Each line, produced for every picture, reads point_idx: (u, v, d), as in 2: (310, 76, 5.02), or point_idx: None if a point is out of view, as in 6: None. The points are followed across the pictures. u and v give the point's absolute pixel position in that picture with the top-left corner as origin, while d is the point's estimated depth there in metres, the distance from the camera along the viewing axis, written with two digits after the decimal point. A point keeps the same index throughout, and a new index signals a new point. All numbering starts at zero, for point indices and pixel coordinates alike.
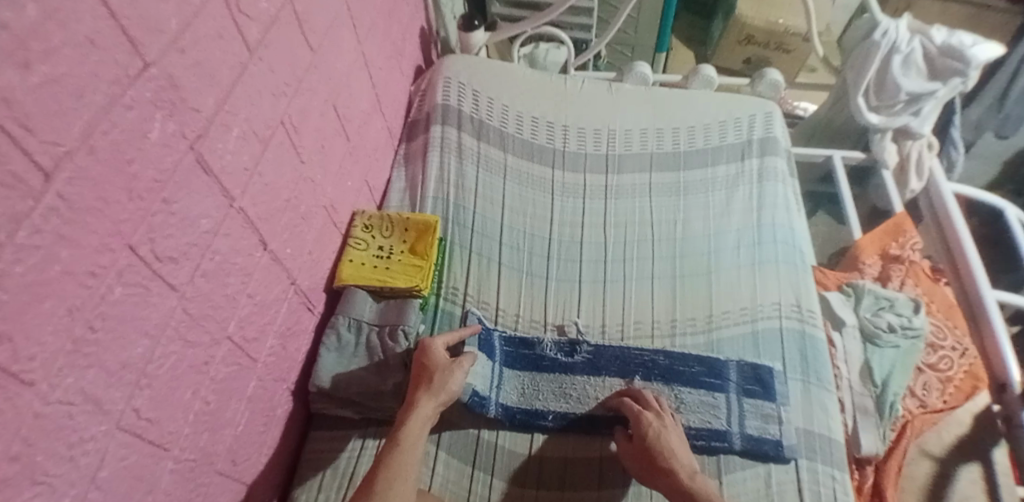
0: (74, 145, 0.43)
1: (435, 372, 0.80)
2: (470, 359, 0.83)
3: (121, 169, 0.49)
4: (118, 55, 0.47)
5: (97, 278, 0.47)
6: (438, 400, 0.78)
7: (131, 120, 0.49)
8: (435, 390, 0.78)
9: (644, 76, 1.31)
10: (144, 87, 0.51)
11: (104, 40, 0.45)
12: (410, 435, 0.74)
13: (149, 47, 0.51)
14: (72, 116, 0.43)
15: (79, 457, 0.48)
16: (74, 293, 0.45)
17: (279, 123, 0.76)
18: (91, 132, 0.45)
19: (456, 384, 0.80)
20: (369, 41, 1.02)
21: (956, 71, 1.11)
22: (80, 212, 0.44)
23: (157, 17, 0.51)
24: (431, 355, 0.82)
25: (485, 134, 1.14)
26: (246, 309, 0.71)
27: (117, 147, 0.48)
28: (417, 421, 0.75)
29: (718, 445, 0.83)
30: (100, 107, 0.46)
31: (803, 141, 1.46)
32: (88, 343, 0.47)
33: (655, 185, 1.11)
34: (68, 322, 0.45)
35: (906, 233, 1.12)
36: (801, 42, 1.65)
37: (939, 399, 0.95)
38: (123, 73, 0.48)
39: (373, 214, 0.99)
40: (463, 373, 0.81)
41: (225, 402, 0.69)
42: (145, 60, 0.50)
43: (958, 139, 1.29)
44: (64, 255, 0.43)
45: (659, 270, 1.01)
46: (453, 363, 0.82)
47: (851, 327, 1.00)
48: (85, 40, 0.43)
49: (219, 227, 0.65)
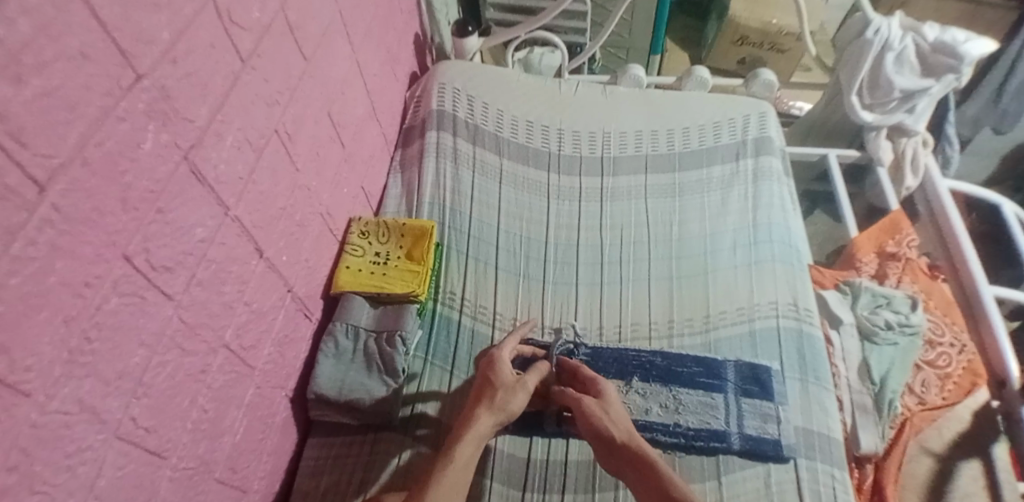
0: (68, 157, 0.44)
1: (498, 390, 0.79)
2: (534, 378, 0.82)
3: (115, 180, 0.49)
4: (111, 68, 0.48)
5: (93, 288, 0.48)
6: (497, 418, 0.77)
7: (124, 131, 0.50)
8: (496, 407, 0.77)
9: (638, 79, 1.31)
10: (136, 98, 0.51)
11: (97, 53, 0.46)
12: (463, 454, 0.72)
13: (142, 59, 0.51)
14: (66, 128, 0.43)
15: (77, 466, 0.48)
16: (69, 304, 0.45)
17: (274, 131, 0.76)
18: (84, 143, 0.45)
19: (518, 404, 0.79)
20: (363, 49, 1.03)
21: (949, 67, 1.12)
22: (74, 223, 0.45)
23: (149, 29, 0.52)
24: (497, 371, 0.82)
25: (481, 139, 1.15)
26: (243, 317, 0.72)
27: (111, 158, 0.48)
28: (475, 436, 0.74)
29: (717, 445, 0.83)
30: (94, 119, 0.46)
31: (798, 141, 1.46)
32: (84, 353, 0.48)
33: (651, 187, 1.11)
34: (64, 332, 0.45)
35: (903, 231, 1.13)
36: (795, 42, 1.66)
37: (938, 396, 0.95)
38: (115, 84, 0.48)
39: (370, 221, 0.99)
40: (526, 392, 0.80)
41: (223, 410, 0.69)
42: (138, 72, 0.51)
43: (952, 136, 1.29)
44: (59, 266, 0.44)
45: (655, 271, 1.01)
46: (518, 381, 0.81)
47: (849, 325, 1.01)
48: (78, 54, 0.44)
49: (215, 235, 0.65)
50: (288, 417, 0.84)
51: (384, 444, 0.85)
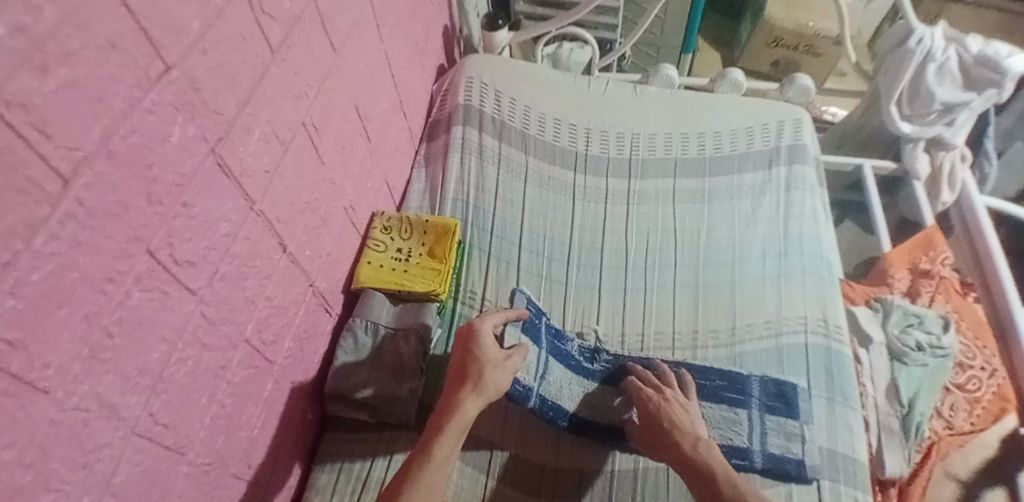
0: (94, 149, 0.42)
1: (483, 368, 0.77)
2: (521, 353, 0.80)
3: (140, 174, 0.48)
4: (140, 58, 0.46)
5: (115, 284, 0.47)
6: (483, 397, 0.75)
7: (152, 123, 0.49)
8: (483, 387, 0.75)
9: (670, 79, 1.28)
10: (164, 90, 0.50)
11: (125, 43, 0.44)
12: (446, 445, 0.69)
13: (171, 49, 0.50)
14: (92, 120, 0.42)
15: (94, 463, 0.48)
16: (90, 300, 0.44)
17: (301, 124, 0.75)
18: (111, 135, 0.44)
19: (505, 382, 0.77)
20: (392, 40, 1.01)
21: (991, 81, 1.07)
22: (99, 217, 0.44)
23: (179, 19, 0.51)
24: (482, 346, 0.79)
25: (507, 136, 1.12)
26: (263, 312, 0.71)
27: (137, 152, 0.47)
28: (463, 423, 0.72)
29: (739, 462, 0.82)
30: (121, 110, 0.45)
31: (832, 148, 1.42)
32: (105, 349, 0.47)
33: (679, 191, 1.08)
34: (85, 329, 0.44)
35: (937, 247, 1.09)
36: (831, 46, 1.61)
37: (966, 421, 0.92)
38: (144, 75, 0.47)
39: (393, 216, 0.98)
40: (513, 368, 0.79)
41: (241, 405, 0.69)
42: (167, 63, 0.50)
43: (992, 151, 1.24)
44: (82, 261, 0.43)
45: (681, 280, 0.99)
46: (504, 358, 0.79)
47: (878, 345, 0.97)
48: (106, 43, 0.42)
49: (239, 230, 0.64)
50: (306, 412, 0.84)
51: (400, 444, 0.84)
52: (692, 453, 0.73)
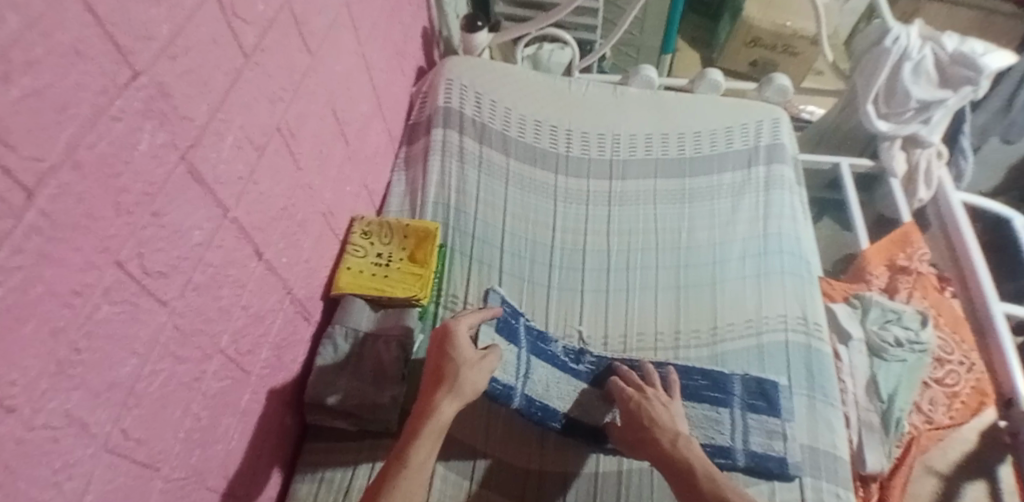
0: (59, 159, 0.41)
1: (459, 369, 0.76)
2: (497, 353, 0.79)
3: (108, 183, 0.47)
4: (107, 64, 0.45)
5: (83, 297, 0.45)
6: (459, 398, 0.74)
7: (119, 131, 0.47)
8: (459, 388, 0.74)
9: (650, 80, 1.27)
10: (132, 97, 0.49)
11: (91, 50, 0.43)
12: (422, 450, 0.68)
13: (139, 55, 0.49)
14: (57, 129, 0.41)
15: (64, 482, 0.46)
16: (57, 315, 0.43)
17: (276, 129, 0.73)
18: (76, 145, 0.43)
19: (482, 382, 0.76)
20: (370, 42, 1.00)
21: (966, 79, 1.09)
22: (65, 228, 0.43)
23: (148, 24, 0.49)
24: (457, 347, 0.78)
25: (488, 138, 1.12)
26: (239, 321, 0.69)
27: (105, 160, 0.46)
28: (439, 425, 0.71)
29: (722, 461, 0.82)
30: (87, 119, 0.43)
31: (810, 147, 1.43)
32: (73, 364, 0.45)
33: (660, 192, 1.09)
34: (52, 344, 0.43)
35: (914, 243, 1.10)
36: (808, 45, 1.62)
37: (945, 415, 0.94)
38: (111, 83, 0.46)
39: (372, 220, 0.97)
40: (490, 368, 0.78)
41: (217, 417, 0.67)
42: (135, 69, 0.48)
43: (967, 148, 1.26)
44: (48, 274, 0.41)
45: (663, 280, 0.99)
46: (481, 357, 0.78)
47: (858, 341, 0.98)
48: (72, 50, 0.41)
49: (212, 238, 0.63)
50: (285, 421, 0.82)
51: (381, 451, 0.83)
52: (670, 449, 0.73)
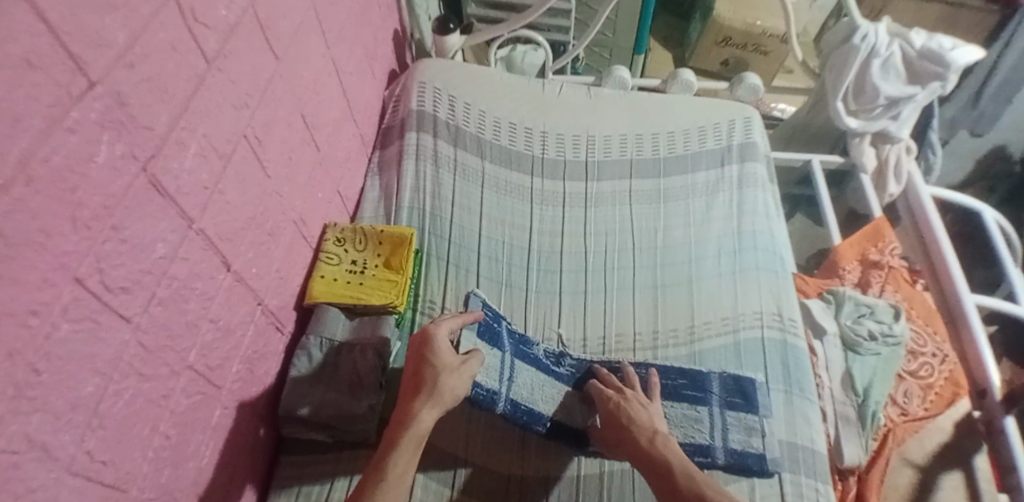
0: (12, 174, 0.39)
1: (439, 376, 0.74)
2: (478, 358, 0.79)
3: (63, 197, 0.45)
4: (60, 75, 0.43)
5: (40, 316, 0.44)
6: (438, 405, 0.72)
7: (74, 143, 0.46)
8: (439, 395, 0.73)
9: (623, 81, 1.28)
10: (87, 107, 0.47)
11: (42, 60, 0.41)
12: (401, 460, 0.67)
13: (95, 64, 0.47)
14: (10, 142, 0.39)
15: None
16: (13, 336, 0.41)
17: (242, 136, 0.72)
18: (29, 158, 0.41)
19: (462, 387, 0.75)
20: (339, 46, 0.98)
21: (935, 74, 1.11)
22: (20, 247, 0.41)
23: (104, 32, 0.48)
24: (437, 352, 0.77)
25: (463, 141, 1.11)
26: (208, 335, 0.68)
27: (60, 174, 0.44)
28: (418, 434, 0.69)
29: (702, 460, 0.82)
30: (39, 131, 0.42)
31: (781, 145, 1.45)
32: (32, 387, 0.44)
33: (636, 192, 1.09)
34: (9, 367, 0.41)
35: (885, 238, 1.12)
36: (778, 44, 1.65)
37: (920, 407, 0.95)
38: (64, 93, 0.44)
39: (346, 227, 0.95)
40: (470, 373, 0.77)
41: (188, 434, 0.65)
42: (89, 78, 0.47)
43: (936, 142, 1.28)
44: (3, 294, 0.40)
45: (640, 280, 0.99)
46: (461, 363, 0.77)
47: (832, 336, 1.00)
48: (22, 61, 0.40)
49: (177, 250, 0.61)
50: (258, 434, 0.80)
51: (360, 462, 0.81)
52: (650, 449, 0.73)
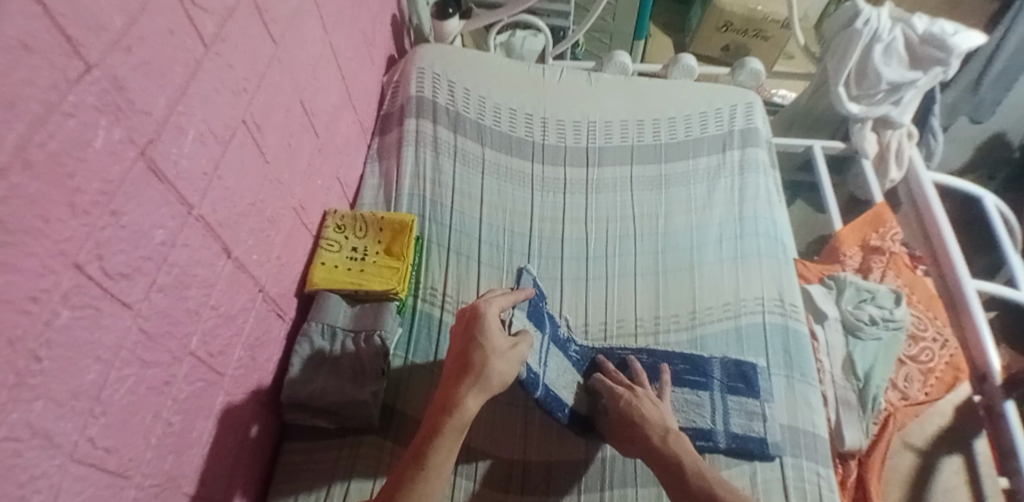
0: (10, 158, 0.39)
1: (488, 360, 0.70)
2: (528, 341, 0.75)
3: (62, 183, 0.44)
4: (56, 58, 0.43)
5: (41, 303, 0.43)
6: (485, 392, 0.69)
7: (71, 128, 0.45)
8: (486, 381, 0.69)
9: (624, 66, 1.27)
10: (85, 91, 0.46)
11: (40, 43, 0.41)
12: (443, 452, 0.65)
13: (90, 47, 0.46)
14: (7, 127, 0.38)
15: (31, 496, 0.44)
16: (14, 323, 0.41)
17: (240, 121, 0.70)
18: (27, 144, 0.40)
19: (511, 372, 0.72)
20: (337, 31, 0.97)
21: (936, 59, 1.11)
22: (18, 235, 0.40)
23: (99, 15, 0.47)
24: (487, 333, 0.72)
25: (462, 127, 1.10)
26: (209, 322, 0.67)
27: (57, 158, 0.44)
28: (463, 422, 0.67)
29: (703, 444, 0.82)
30: (37, 117, 0.41)
31: (783, 130, 1.45)
32: (33, 374, 0.43)
33: (636, 178, 1.09)
34: (10, 355, 0.40)
35: (887, 224, 1.12)
36: (779, 29, 1.63)
37: (921, 391, 0.96)
38: (62, 78, 0.43)
39: (346, 214, 0.94)
40: (520, 358, 0.73)
41: (190, 422, 0.65)
42: (86, 62, 0.46)
43: (937, 128, 1.26)
44: (3, 282, 0.39)
45: (641, 266, 0.99)
46: (511, 346, 0.73)
47: (833, 320, 1.00)
48: (19, 45, 0.39)
49: (177, 236, 0.60)
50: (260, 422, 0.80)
51: (365, 447, 0.81)
52: (661, 444, 0.73)
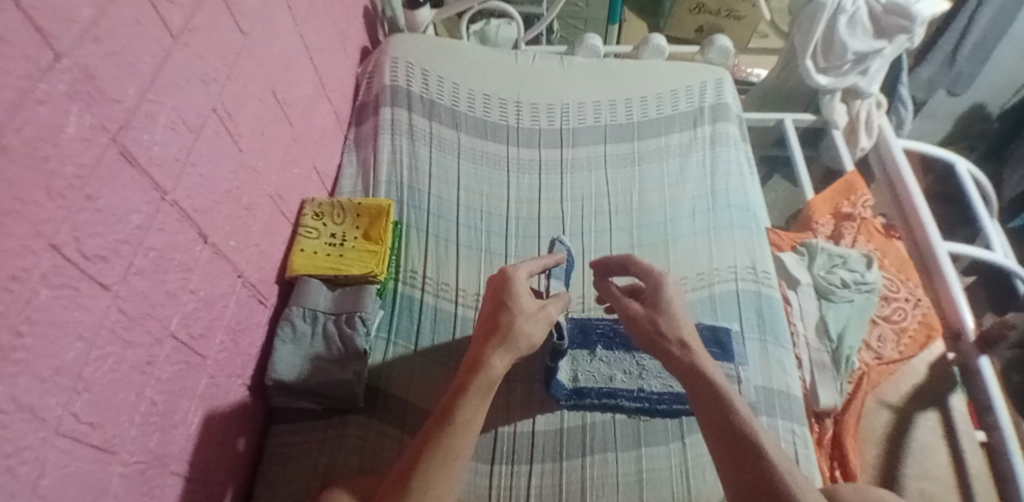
0: None
1: (515, 321, 0.73)
2: (557, 305, 0.78)
3: (37, 167, 0.46)
4: (28, 48, 0.45)
5: (21, 281, 0.45)
6: (513, 353, 0.71)
7: (44, 114, 0.47)
8: (514, 342, 0.71)
9: (595, 48, 1.29)
10: (56, 80, 0.48)
11: (13, 34, 0.43)
12: (471, 409, 0.64)
13: (60, 38, 0.48)
14: None
15: (18, 467, 0.46)
16: None
17: (211, 111, 0.72)
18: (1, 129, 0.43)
19: (538, 335, 0.74)
20: (308, 23, 0.99)
21: (901, 28, 1.13)
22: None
23: (68, 6, 0.49)
24: (516, 296, 0.76)
25: (437, 114, 1.12)
26: (189, 305, 0.69)
27: (32, 144, 0.46)
28: (490, 380, 0.67)
29: (680, 407, 0.84)
30: (11, 103, 0.43)
31: (756, 107, 1.47)
32: (17, 349, 0.45)
33: (610, 156, 1.11)
34: None
35: (857, 192, 1.16)
36: (750, 8, 1.65)
37: (894, 350, 0.98)
38: (34, 67, 0.46)
39: (323, 201, 0.97)
40: (548, 319, 0.76)
41: (174, 402, 0.67)
42: (56, 52, 0.48)
43: (906, 96, 1.30)
44: None
45: (616, 242, 1.01)
46: (539, 309, 0.76)
47: (806, 286, 1.03)
48: None
49: (152, 221, 0.62)
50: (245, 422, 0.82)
51: (351, 426, 0.83)
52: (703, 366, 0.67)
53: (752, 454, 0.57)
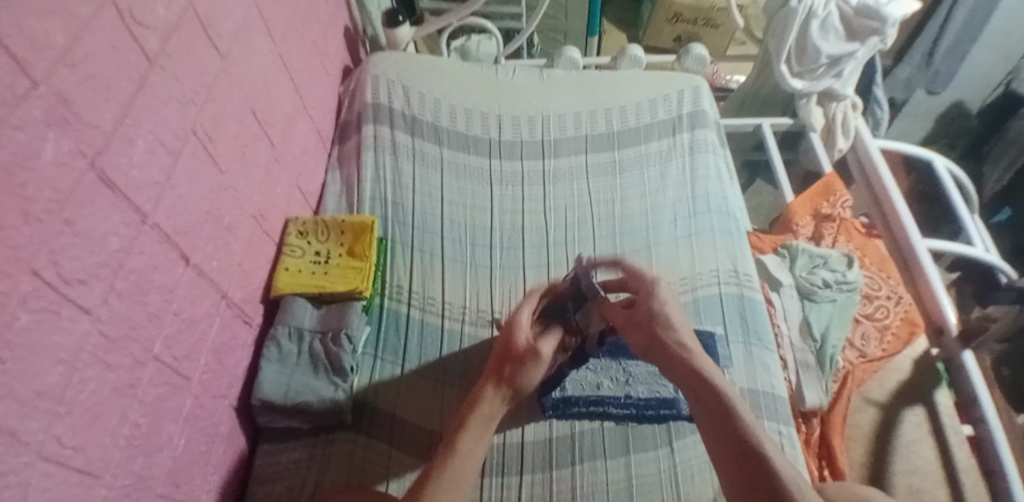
0: None
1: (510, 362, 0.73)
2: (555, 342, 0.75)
3: (14, 193, 0.47)
4: (4, 77, 0.45)
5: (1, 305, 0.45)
6: (512, 397, 0.72)
7: (21, 140, 0.48)
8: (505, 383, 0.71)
9: (574, 60, 1.32)
10: (32, 106, 0.49)
11: None
12: (464, 449, 0.65)
13: (37, 65, 0.49)
14: None
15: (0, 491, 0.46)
16: None
17: (190, 132, 0.73)
18: None
19: (536, 378, 0.73)
20: (287, 44, 1.01)
21: (873, 30, 1.16)
22: None
23: (44, 35, 0.50)
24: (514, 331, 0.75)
25: (419, 130, 1.14)
26: (171, 327, 0.69)
27: (9, 169, 0.46)
28: (485, 420, 0.69)
29: (668, 413, 0.84)
30: None
31: (734, 113, 1.49)
32: None
33: (591, 166, 1.12)
34: None
35: (836, 193, 1.17)
36: (726, 16, 1.69)
37: (878, 348, 0.98)
38: (10, 94, 0.46)
39: (307, 220, 0.97)
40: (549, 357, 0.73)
41: (158, 424, 0.67)
42: (32, 79, 0.49)
43: (881, 97, 1.34)
44: None
45: (601, 249, 1.02)
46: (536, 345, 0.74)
47: (788, 287, 1.04)
48: None
49: (131, 244, 0.62)
50: (230, 445, 0.81)
51: (339, 443, 0.83)
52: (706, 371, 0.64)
53: (759, 466, 0.56)
